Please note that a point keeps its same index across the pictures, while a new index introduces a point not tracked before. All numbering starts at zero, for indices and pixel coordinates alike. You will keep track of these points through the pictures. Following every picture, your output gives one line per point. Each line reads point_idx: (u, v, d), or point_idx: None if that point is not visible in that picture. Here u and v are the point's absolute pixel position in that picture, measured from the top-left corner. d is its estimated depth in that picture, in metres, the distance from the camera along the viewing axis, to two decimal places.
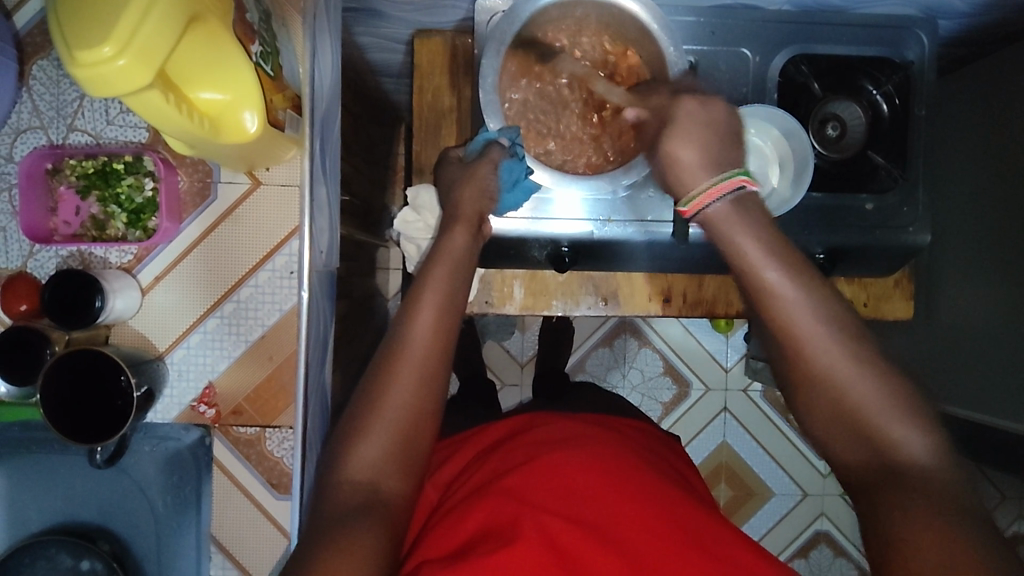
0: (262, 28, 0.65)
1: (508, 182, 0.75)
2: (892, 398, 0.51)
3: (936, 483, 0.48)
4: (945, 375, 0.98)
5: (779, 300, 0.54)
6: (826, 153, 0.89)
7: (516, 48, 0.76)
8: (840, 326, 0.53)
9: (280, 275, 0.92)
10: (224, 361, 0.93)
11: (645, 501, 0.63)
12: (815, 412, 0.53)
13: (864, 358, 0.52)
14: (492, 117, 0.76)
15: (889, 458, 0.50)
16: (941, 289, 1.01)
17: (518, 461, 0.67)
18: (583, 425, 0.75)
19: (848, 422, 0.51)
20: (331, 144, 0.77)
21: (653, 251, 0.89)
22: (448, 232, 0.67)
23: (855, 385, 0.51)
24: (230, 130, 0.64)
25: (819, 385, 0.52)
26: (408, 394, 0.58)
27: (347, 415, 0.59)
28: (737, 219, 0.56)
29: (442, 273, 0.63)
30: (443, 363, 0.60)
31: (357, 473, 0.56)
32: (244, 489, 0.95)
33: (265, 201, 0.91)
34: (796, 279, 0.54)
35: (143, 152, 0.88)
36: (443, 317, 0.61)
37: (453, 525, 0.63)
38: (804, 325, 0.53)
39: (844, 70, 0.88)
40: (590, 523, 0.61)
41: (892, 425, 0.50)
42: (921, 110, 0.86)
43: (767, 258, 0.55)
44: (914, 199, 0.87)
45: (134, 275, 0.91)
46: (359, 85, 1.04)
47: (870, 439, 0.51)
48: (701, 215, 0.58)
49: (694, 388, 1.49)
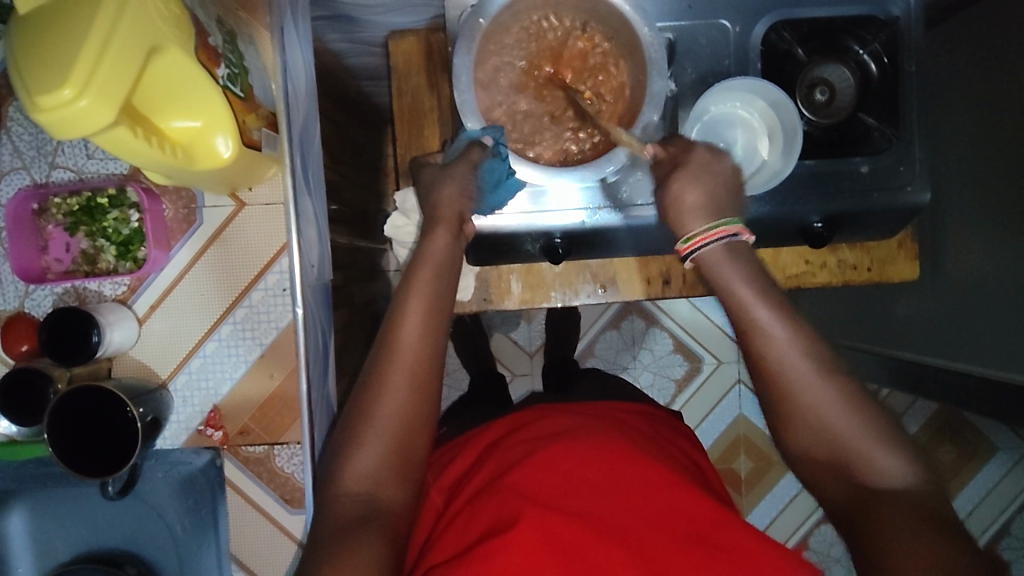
0: (226, 50, 0.63)
1: (491, 182, 0.75)
2: (860, 421, 0.56)
3: (902, 494, 0.52)
4: (957, 330, 0.97)
5: (766, 337, 0.59)
6: (816, 119, 0.87)
7: (486, 45, 0.75)
8: (817, 356, 0.58)
9: (273, 293, 0.89)
10: (227, 383, 0.91)
11: (646, 489, 0.64)
12: (801, 436, 0.58)
13: (843, 391, 0.57)
14: (471, 117, 0.75)
15: (865, 481, 0.54)
16: (945, 241, 1.00)
17: (519, 457, 0.68)
18: (581, 418, 0.76)
19: (825, 441, 0.56)
20: (310, 158, 0.77)
21: (646, 235, 0.89)
22: (429, 233, 0.67)
23: (834, 413, 0.56)
24: (203, 157, 0.63)
25: (797, 413, 0.57)
26: (399, 403, 0.58)
27: (342, 422, 0.60)
28: (728, 261, 0.62)
29: (427, 276, 0.63)
30: (432, 366, 0.60)
31: (353, 483, 0.57)
32: (258, 507, 0.96)
33: (252, 219, 0.89)
34: (781, 316, 0.59)
35: (125, 184, 0.88)
36: (430, 320, 0.61)
37: (460, 530, 0.64)
38: (788, 362, 0.58)
39: (829, 32, 0.85)
40: (597, 518, 0.61)
41: (863, 445, 0.55)
42: (912, 66, 0.84)
43: (757, 297, 0.60)
44: (911, 157, 0.84)
45: (129, 306, 0.90)
46: (339, 92, 1.03)
47: (847, 461, 0.55)
48: (695, 255, 0.64)
49: (705, 363, 1.49)
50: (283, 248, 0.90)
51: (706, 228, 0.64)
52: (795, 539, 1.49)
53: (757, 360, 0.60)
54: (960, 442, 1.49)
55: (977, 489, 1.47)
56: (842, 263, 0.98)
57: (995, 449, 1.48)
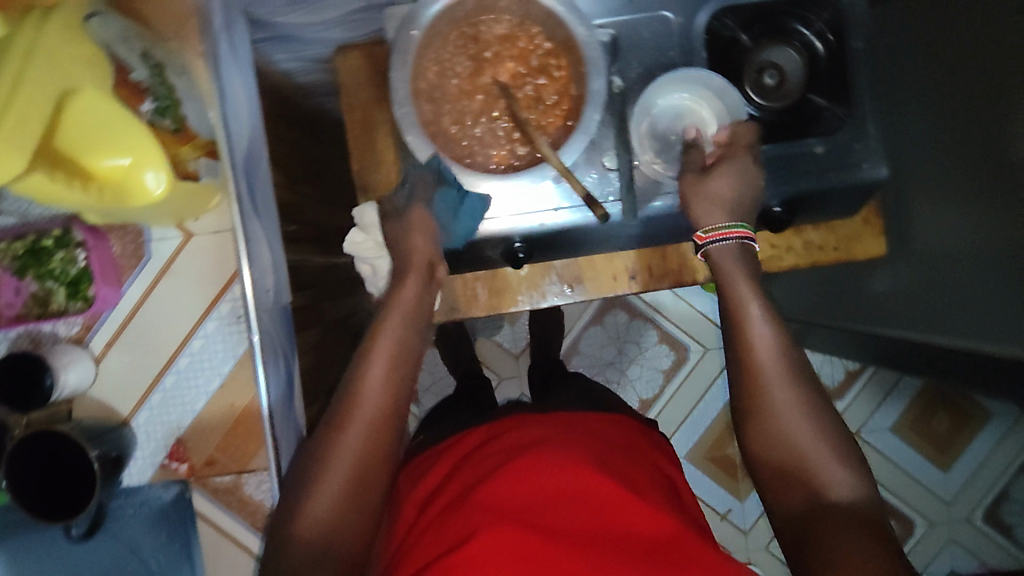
0: (154, 83, 0.65)
1: (450, 212, 0.77)
2: (823, 437, 0.59)
3: (855, 510, 0.55)
4: (931, 303, 0.95)
5: (753, 335, 0.62)
6: (767, 103, 0.86)
7: (420, 57, 0.75)
8: (797, 371, 0.61)
9: (227, 322, 0.92)
10: (189, 415, 0.94)
11: (613, 500, 0.64)
12: (759, 439, 0.61)
13: (813, 408, 0.60)
14: (410, 130, 0.74)
15: (819, 492, 0.57)
16: (913, 214, 0.99)
17: (490, 473, 0.68)
18: (553, 430, 0.76)
19: (785, 455, 0.59)
20: (261, 183, 0.76)
21: (605, 233, 0.88)
22: (398, 284, 0.67)
23: (799, 423, 0.59)
24: (136, 193, 0.62)
25: (767, 420, 0.60)
26: (359, 448, 0.58)
27: (305, 461, 0.59)
28: (735, 262, 0.66)
29: (396, 321, 0.64)
30: (396, 401, 0.61)
31: (312, 525, 0.56)
32: (230, 536, 0.98)
33: (199, 250, 0.91)
34: (773, 322, 0.62)
35: (69, 225, 0.88)
36: (397, 365, 0.62)
37: (428, 548, 0.63)
38: (769, 363, 0.61)
39: (771, 16, 0.85)
40: (567, 533, 0.61)
41: (823, 459, 0.58)
42: (859, 42, 0.83)
43: (757, 299, 0.63)
44: (865, 134, 0.83)
45: (86, 345, 0.92)
46: (293, 111, 1.03)
47: (806, 471, 0.58)
48: (709, 247, 0.68)
49: (691, 351, 1.49)
50: (233, 278, 0.92)
51: (714, 228, 0.68)
52: None
53: (741, 369, 0.63)
54: (954, 410, 1.48)
55: (975, 457, 1.47)
56: (809, 244, 0.98)
57: (989, 415, 1.47)
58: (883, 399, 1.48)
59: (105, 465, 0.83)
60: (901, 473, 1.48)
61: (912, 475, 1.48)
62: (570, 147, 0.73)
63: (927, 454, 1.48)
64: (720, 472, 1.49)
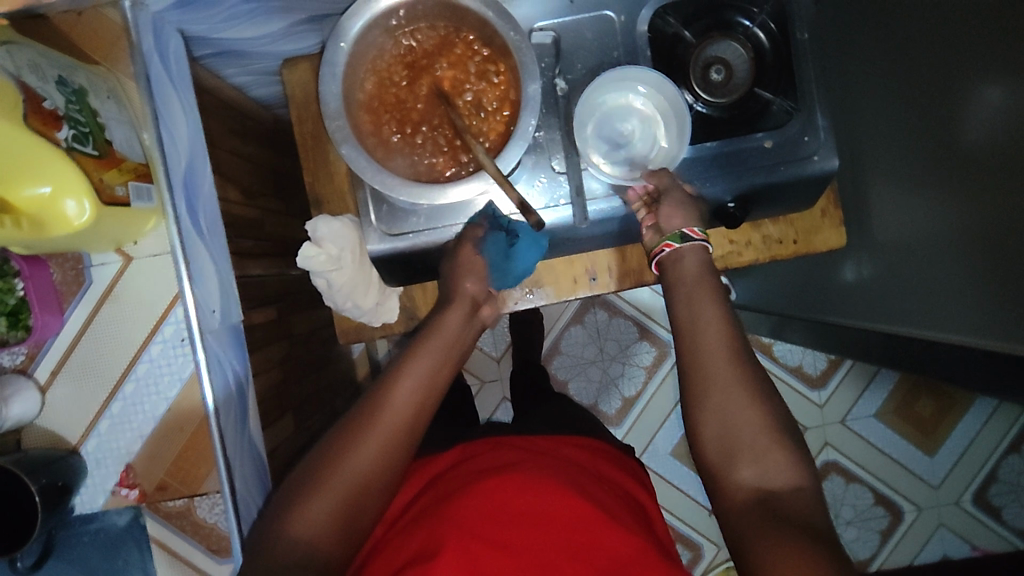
0: (69, 111, 0.62)
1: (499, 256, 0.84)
2: (775, 434, 0.60)
3: (801, 506, 0.56)
4: (897, 291, 0.95)
5: (702, 324, 0.65)
6: (713, 99, 0.86)
7: (354, 69, 0.74)
8: (747, 365, 0.63)
9: (172, 345, 0.92)
10: (137, 442, 0.94)
11: (573, 514, 0.65)
12: (708, 425, 0.61)
13: (763, 401, 0.61)
14: (346, 143, 0.72)
15: (765, 486, 0.58)
16: (875, 202, 0.98)
17: (455, 490, 0.69)
18: (522, 450, 0.77)
19: (727, 443, 0.60)
20: (202, 198, 0.77)
21: (559, 236, 0.88)
22: (444, 313, 0.78)
23: (746, 411, 0.60)
24: (56, 223, 0.63)
25: (709, 404, 0.61)
26: (366, 464, 0.63)
27: (298, 478, 0.64)
28: (693, 262, 0.70)
29: (436, 348, 0.73)
30: (403, 431, 0.66)
31: (303, 528, 0.60)
32: (185, 558, 1.01)
33: (140, 274, 0.91)
34: (722, 315, 0.65)
35: (4, 254, 0.83)
36: (422, 393, 0.68)
37: (391, 562, 0.64)
38: (714, 349, 0.63)
39: (714, 9, 0.84)
40: (525, 548, 0.62)
41: (771, 449, 0.59)
42: (804, 33, 0.81)
43: (711, 293, 0.67)
44: (815, 125, 0.82)
45: (30, 374, 0.93)
46: (249, 125, 1.02)
47: (754, 461, 0.59)
48: (676, 254, 0.70)
49: (671, 347, 1.48)
50: (175, 300, 0.92)
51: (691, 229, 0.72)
52: None
53: (688, 364, 0.64)
54: (937, 393, 1.47)
55: (960, 440, 1.46)
56: (768, 239, 0.97)
57: (973, 396, 1.46)
58: (866, 385, 1.47)
59: (49, 494, 0.85)
60: (887, 460, 1.47)
61: (898, 462, 1.47)
62: (508, 154, 0.72)
63: (912, 439, 1.47)
64: None
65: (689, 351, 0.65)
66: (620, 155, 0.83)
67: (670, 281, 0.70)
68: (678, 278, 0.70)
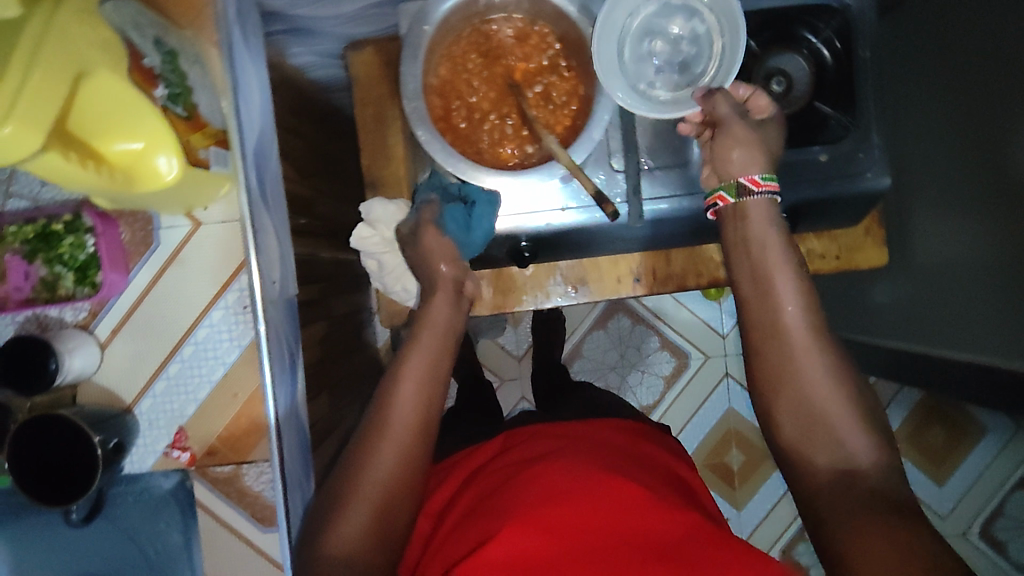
0: (164, 69, 0.66)
1: (460, 226, 0.81)
2: (851, 407, 0.59)
3: (880, 481, 0.55)
4: (935, 314, 0.96)
5: (773, 296, 0.61)
6: (775, 109, 0.87)
7: (431, 55, 0.76)
8: (820, 337, 0.61)
9: (233, 311, 0.97)
10: (192, 405, 0.99)
11: (619, 496, 0.65)
12: (783, 405, 0.60)
13: (839, 374, 0.59)
14: (420, 125, 0.74)
15: (842, 462, 0.57)
16: (915, 225, 0.99)
17: (502, 481, 0.71)
18: (562, 438, 0.79)
19: (806, 418, 0.59)
20: (269, 173, 0.78)
21: (611, 234, 0.89)
22: (429, 302, 0.74)
23: (829, 388, 0.59)
24: (145, 178, 0.64)
25: (791, 378, 0.59)
26: (392, 461, 0.64)
27: (331, 487, 0.65)
28: (767, 223, 0.63)
29: (426, 344, 0.70)
30: (422, 426, 0.66)
31: (339, 545, 0.60)
32: (231, 529, 1.02)
33: (208, 238, 0.96)
34: (796, 288, 0.61)
35: (80, 210, 0.92)
36: (424, 389, 0.67)
37: (449, 550, 0.66)
38: (792, 328, 0.60)
39: (781, 23, 0.86)
40: (575, 527, 0.63)
41: (845, 422, 0.58)
42: (865, 51, 0.84)
43: (787, 261, 0.62)
44: (870, 143, 0.83)
45: (92, 330, 0.97)
46: (307, 106, 1.04)
47: (829, 437, 0.58)
48: (738, 205, 0.64)
49: (692, 358, 1.49)
50: (240, 267, 0.97)
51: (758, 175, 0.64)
52: (790, 533, 1.48)
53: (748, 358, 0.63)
54: (950, 424, 1.48)
55: (969, 473, 1.46)
56: (811, 253, 0.98)
57: (985, 429, 1.46)
58: None
59: (105, 454, 0.84)
60: None
61: None
62: (580, 147, 0.74)
63: (922, 467, 1.48)
64: (718, 479, 1.50)
65: (758, 325, 0.62)
66: (686, 82, 0.75)
67: (733, 246, 0.64)
68: (739, 238, 0.64)
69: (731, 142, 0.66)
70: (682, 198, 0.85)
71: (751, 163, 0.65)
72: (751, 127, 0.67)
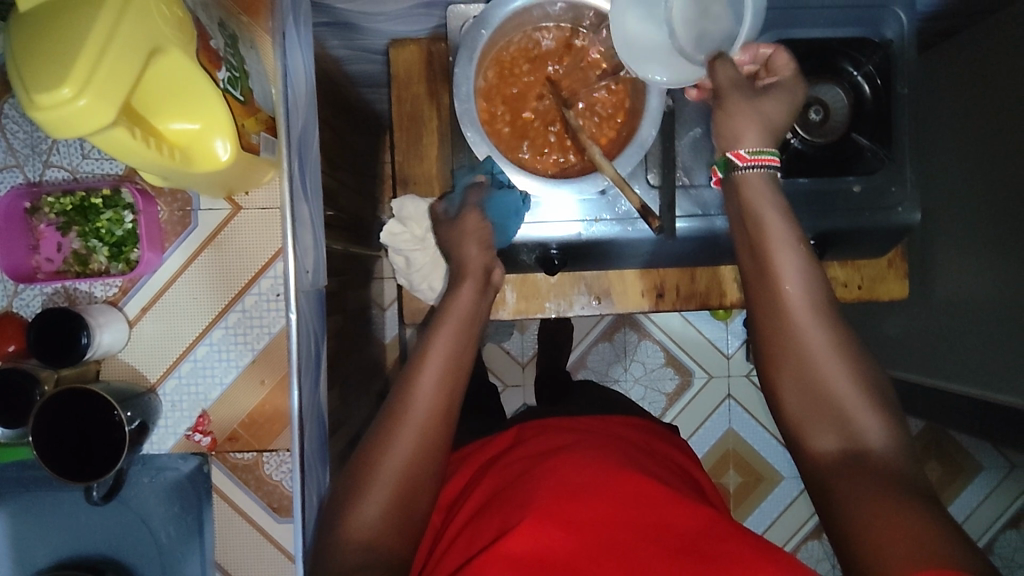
0: (227, 53, 0.66)
1: (507, 213, 0.81)
2: (861, 389, 0.57)
3: (892, 464, 0.54)
4: (950, 350, 0.98)
5: (777, 273, 0.58)
6: (811, 137, 0.88)
7: (484, 61, 0.77)
8: (830, 317, 0.59)
9: (266, 298, 0.98)
10: (217, 389, 0.99)
11: (628, 490, 0.64)
12: (789, 392, 0.59)
13: (849, 356, 0.58)
14: (470, 127, 0.75)
15: (853, 446, 0.56)
16: (935, 261, 1.01)
17: (514, 474, 0.71)
18: (574, 432, 0.78)
19: (815, 401, 0.57)
20: (310, 160, 0.78)
21: (642, 247, 0.89)
22: (456, 288, 0.71)
23: (837, 374, 0.57)
24: (201, 159, 0.65)
25: (802, 367, 0.58)
26: (412, 447, 0.63)
27: (349, 471, 0.64)
28: (767, 194, 0.60)
29: (450, 331, 0.67)
30: (444, 417, 0.65)
31: (359, 530, 0.60)
32: (246, 515, 1.02)
33: (248, 223, 0.97)
34: (803, 267, 0.58)
35: (121, 185, 0.93)
36: (446, 377, 0.65)
37: (463, 542, 0.65)
38: (794, 306, 0.58)
39: (825, 52, 0.86)
40: (586, 519, 0.62)
41: (854, 403, 0.56)
42: (904, 89, 0.86)
43: (789, 234, 0.59)
44: (902, 178, 0.85)
45: (120, 308, 0.97)
46: (340, 98, 1.04)
47: (840, 424, 0.57)
48: (738, 179, 0.61)
49: (696, 376, 1.50)
50: (276, 255, 0.99)
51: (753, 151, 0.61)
52: None
53: (759, 352, 0.61)
54: (946, 460, 1.47)
55: (962, 509, 1.46)
56: (834, 281, 0.99)
57: (980, 467, 1.47)
58: None
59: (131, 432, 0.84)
60: None
61: None
62: (627, 157, 0.75)
63: None
64: None
65: (766, 307, 0.60)
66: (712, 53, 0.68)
67: (738, 222, 0.62)
68: (740, 210, 0.61)
69: (725, 115, 0.62)
70: (716, 216, 0.85)
71: (746, 132, 0.61)
72: (746, 95, 0.62)
